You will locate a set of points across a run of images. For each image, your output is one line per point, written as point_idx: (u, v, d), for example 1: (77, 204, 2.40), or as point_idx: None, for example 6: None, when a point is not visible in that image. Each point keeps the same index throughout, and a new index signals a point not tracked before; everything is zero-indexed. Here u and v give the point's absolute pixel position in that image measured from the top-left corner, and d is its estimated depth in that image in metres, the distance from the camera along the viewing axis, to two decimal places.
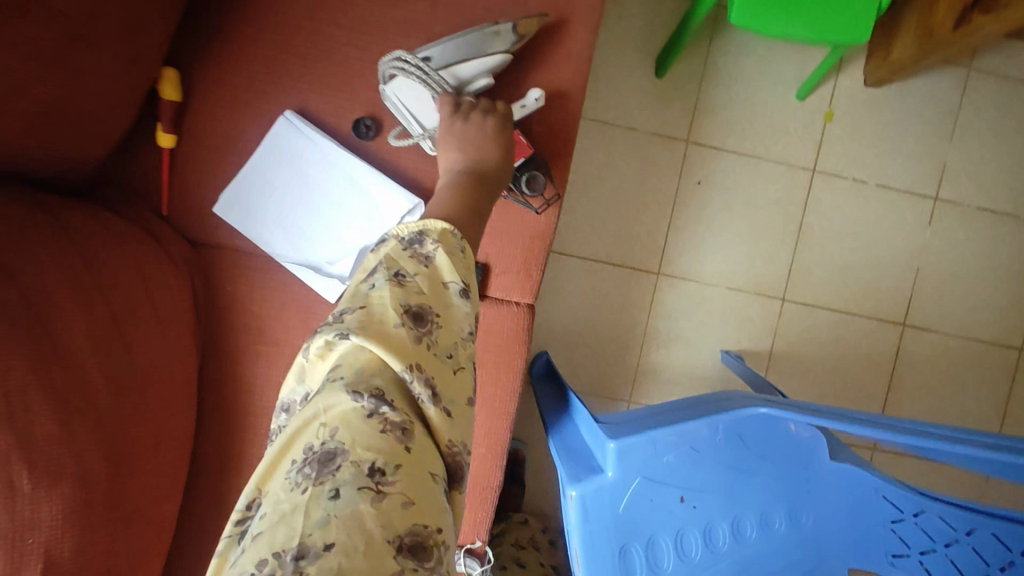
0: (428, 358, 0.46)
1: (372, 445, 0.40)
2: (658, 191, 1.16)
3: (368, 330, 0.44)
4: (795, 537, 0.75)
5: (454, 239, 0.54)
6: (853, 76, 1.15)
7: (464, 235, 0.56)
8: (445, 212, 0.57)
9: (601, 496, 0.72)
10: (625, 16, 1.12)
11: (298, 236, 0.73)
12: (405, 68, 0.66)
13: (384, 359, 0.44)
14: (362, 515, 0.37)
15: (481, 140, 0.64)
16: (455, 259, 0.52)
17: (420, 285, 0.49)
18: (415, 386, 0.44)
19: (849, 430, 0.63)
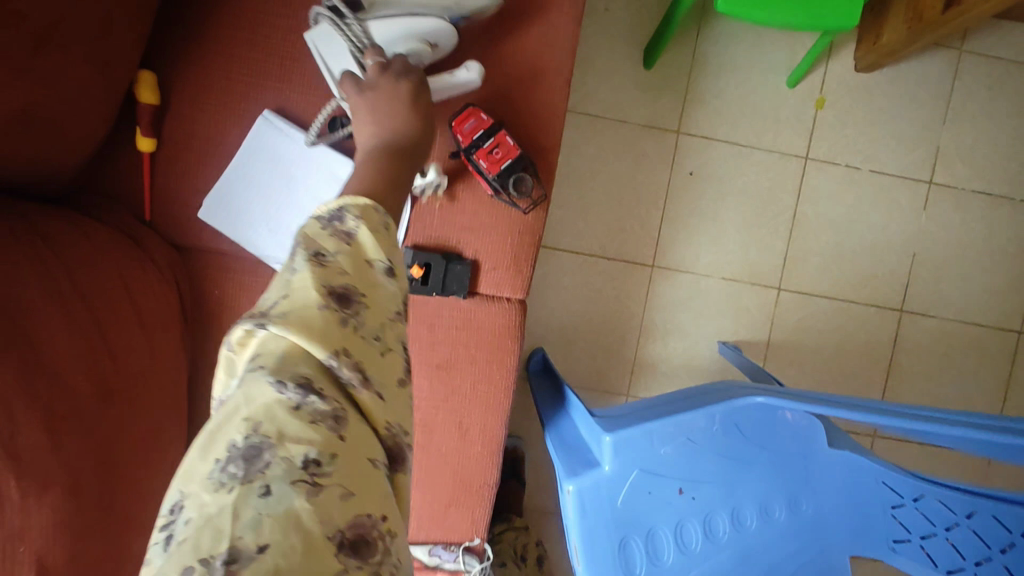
0: (358, 341, 0.41)
1: (303, 439, 0.36)
2: (650, 183, 1.15)
3: (288, 316, 0.39)
4: (796, 526, 0.75)
5: (378, 212, 0.48)
6: (843, 61, 1.15)
7: (389, 209, 0.50)
8: (360, 188, 0.50)
9: (598, 491, 0.71)
10: (611, 8, 1.12)
11: (286, 237, 0.72)
12: (326, 16, 0.63)
13: (306, 347, 0.38)
14: (297, 514, 0.34)
15: (400, 107, 0.59)
16: (381, 235, 0.46)
17: (343, 263, 0.43)
18: (346, 372, 0.40)
19: (847, 416, 0.63)
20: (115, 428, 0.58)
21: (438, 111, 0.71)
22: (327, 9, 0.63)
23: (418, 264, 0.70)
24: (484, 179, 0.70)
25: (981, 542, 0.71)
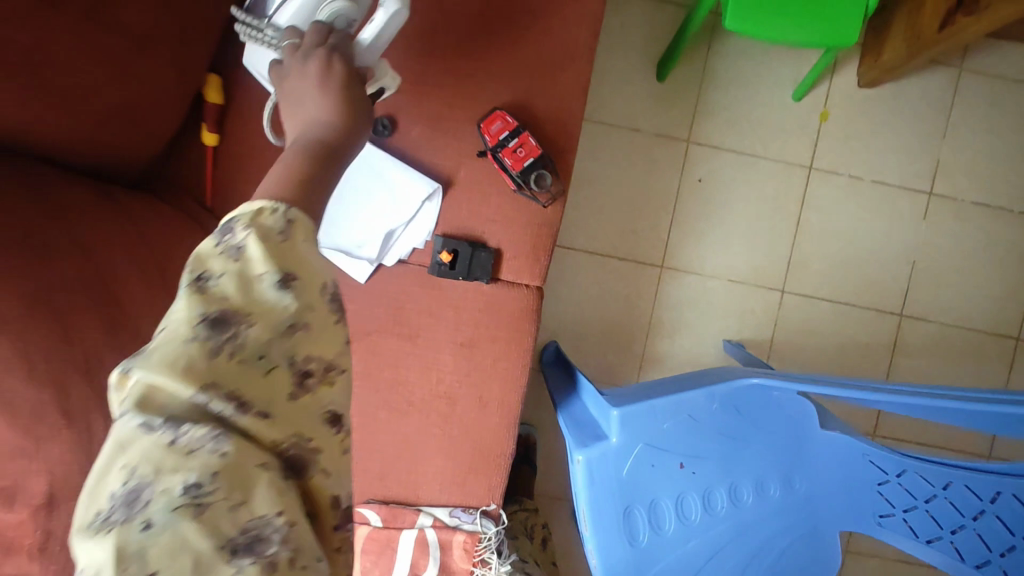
0: (240, 367, 0.38)
1: (173, 481, 0.34)
2: (661, 188, 1.23)
3: (152, 356, 0.36)
4: (789, 501, 0.81)
5: (274, 214, 0.43)
6: (847, 77, 1.21)
7: (292, 206, 0.44)
8: (268, 188, 0.45)
9: (605, 461, 0.78)
10: (627, 24, 1.20)
11: (326, 221, 0.77)
12: (245, 32, 0.59)
13: (170, 386, 0.35)
14: (180, 559, 0.32)
15: (325, 96, 0.54)
16: (278, 244, 0.42)
17: (225, 285, 0.39)
18: (222, 404, 0.36)
19: (833, 392, 0.69)
20: None
21: (468, 114, 0.79)
22: (240, 24, 0.59)
23: (447, 250, 0.78)
24: (506, 175, 0.78)
25: (954, 510, 0.76)
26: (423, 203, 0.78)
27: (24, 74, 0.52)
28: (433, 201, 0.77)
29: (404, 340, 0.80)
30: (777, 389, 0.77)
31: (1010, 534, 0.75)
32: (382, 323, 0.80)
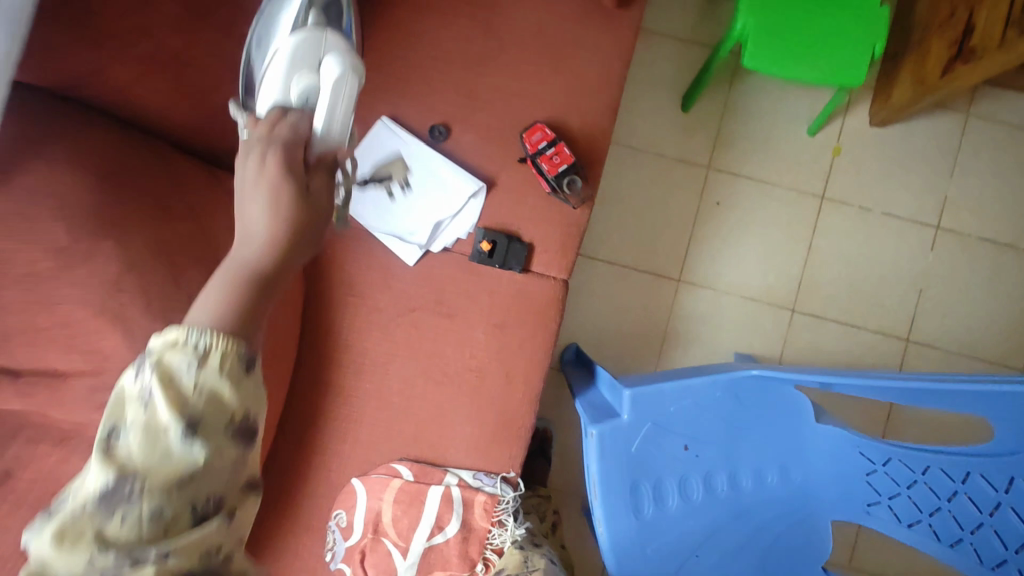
0: (136, 522, 0.41)
1: None
2: (681, 209, 1.34)
3: (57, 523, 0.40)
4: (785, 489, 0.88)
5: (180, 359, 0.44)
6: (859, 116, 1.32)
7: (207, 345, 0.45)
8: (195, 317, 0.47)
9: (616, 436, 0.87)
10: (657, 60, 1.33)
11: (385, 211, 0.91)
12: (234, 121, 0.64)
13: (64, 556, 0.39)
14: None
15: (266, 201, 0.54)
16: (181, 391, 0.43)
17: (129, 443, 0.42)
18: (113, 562, 0.40)
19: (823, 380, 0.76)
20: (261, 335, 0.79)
21: (512, 126, 0.92)
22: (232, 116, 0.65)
23: (487, 241, 0.90)
24: (542, 179, 0.90)
25: (931, 493, 0.82)
26: (468, 200, 0.90)
27: (168, 70, 0.69)
28: (478, 197, 0.89)
29: (443, 318, 0.91)
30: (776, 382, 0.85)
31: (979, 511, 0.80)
32: (425, 302, 0.92)
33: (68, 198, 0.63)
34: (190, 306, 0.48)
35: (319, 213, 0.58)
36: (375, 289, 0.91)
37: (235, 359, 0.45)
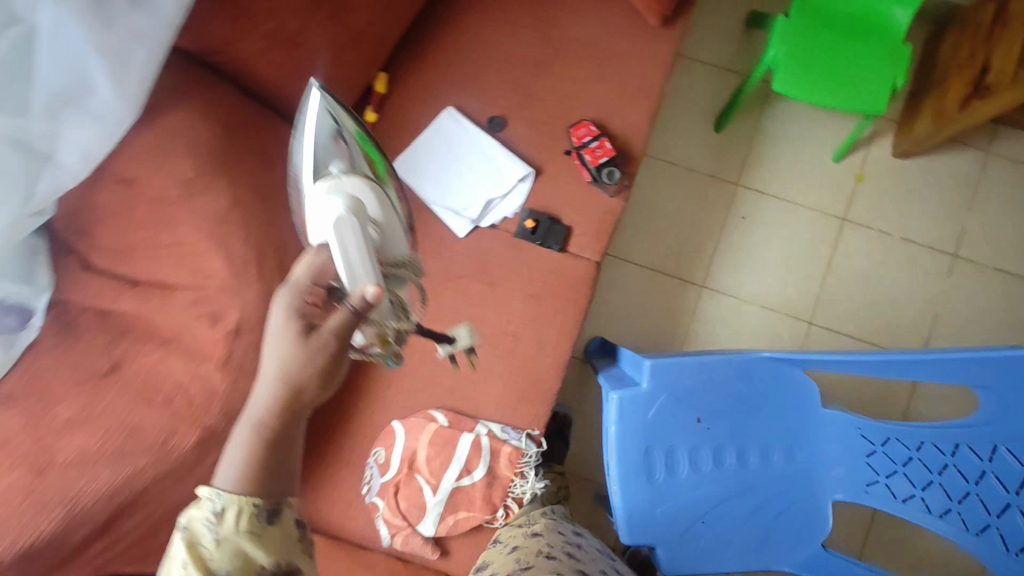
0: None
1: None
2: (708, 220, 1.43)
3: None
4: (790, 468, 0.94)
5: (206, 526, 0.52)
6: (882, 147, 1.41)
7: (226, 507, 0.52)
8: (220, 482, 0.54)
9: (635, 402, 0.95)
10: (694, 84, 1.45)
11: (443, 188, 1.03)
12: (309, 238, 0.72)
13: None
14: None
15: (275, 352, 0.56)
16: (209, 554, 0.51)
17: None
18: None
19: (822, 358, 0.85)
20: None
21: (560, 122, 1.04)
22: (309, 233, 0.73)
23: (531, 219, 1.01)
24: (585, 169, 1.01)
25: (923, 467, 0.90)
26: (517, 183, 1.02)
27: (284, 47, 0.83)
28: (526, 181, 1.01)
29: (486, 286, 1.02)
30: (787, 365, 0.93)
31: (967, 481, 0.88)
32: (471, 271, 1.03)
33: (197, 138, 0.77)
34: (218, 466, 0.55)
35: (331, 352, 0.57)
36: (428, 255, 1.03)
37: (253, 512, 0.53)
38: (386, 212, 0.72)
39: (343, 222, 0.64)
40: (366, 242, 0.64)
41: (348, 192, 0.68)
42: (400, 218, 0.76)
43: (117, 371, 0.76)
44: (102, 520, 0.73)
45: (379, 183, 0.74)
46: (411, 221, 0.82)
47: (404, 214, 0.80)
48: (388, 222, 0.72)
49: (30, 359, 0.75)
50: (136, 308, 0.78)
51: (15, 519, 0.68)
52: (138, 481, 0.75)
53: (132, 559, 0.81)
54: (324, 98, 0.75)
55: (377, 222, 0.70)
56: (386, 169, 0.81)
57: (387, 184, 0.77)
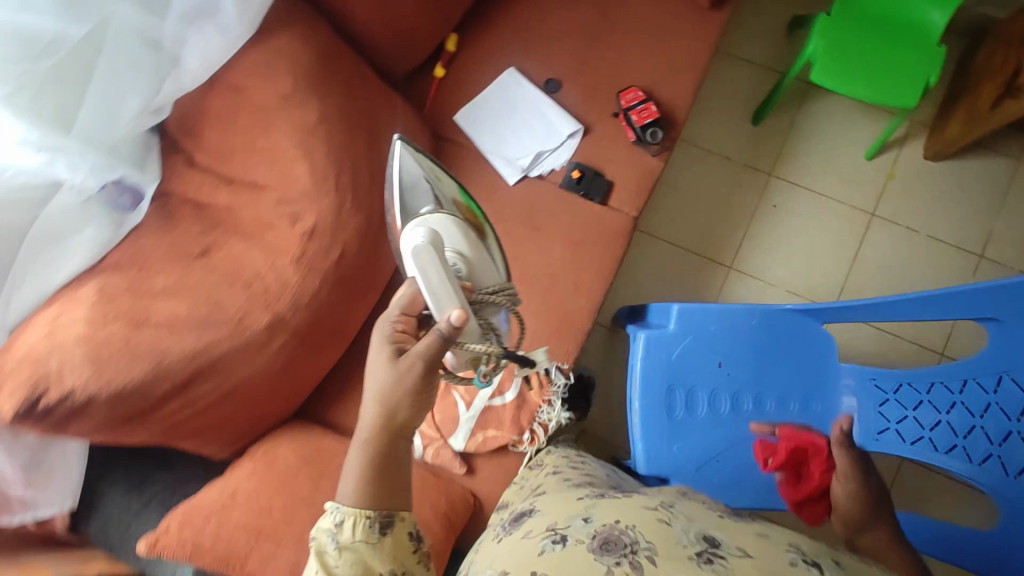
0: None
1: None
2: (740, 206, 1.51)
3: None
4: (805, 418, 1.00)
5: (331, 535, 0.63)
6: (914, 149, 1.47)
7: (347, 512, 0.63)
8: (344, 493, 0.64)
9: (661, 342, 1.02)
10: (736, 80, 1.54)
11: (499, 139, 1.14)
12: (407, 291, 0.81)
13: None
14: None
15: (378, 381, 0.67)
16: (333, 559, 0.61)
17: None
18: None
19: (844, 306, 0.90)
20: None
21: (611, 88, 1.13)
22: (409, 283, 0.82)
23: (576, 169, 1.11)
24: (630, 130, 1.10)
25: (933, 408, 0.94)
26: (567, 138, 1.12)
27: None
28: (575, 136, 1.11)
29: (530, 231, 1.11)
30: (806, 317, 1.01)
31: (973, 416, 0.92)
32: (518, 215, 1.12)
33: (298, 60, 0.88)
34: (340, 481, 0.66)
35: (421, 368, 0.66)
36: (480, 198, 1.13)
37: (367, 523, 0.63)
38: (467, 250, 0.81)
39: (422, 262, 0.74)
40: (448, 276, 0.73)
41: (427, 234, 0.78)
42: (483, 252, 0.84)
43: (207, 254, 0.86)
44: (181, 381, 0.82)
45: (459, 223, 0.82)
46: (502, 257, 0.89)
47: (492, 248, 0.88)
48: (470, 259, 0.81)
49: (134, 236, 0.85)
50: (228, 203, 0.89)
51: (113, 362, 0.77)
52: (215, 351, 0.84)
53: (196, 431, 0.90)
54: (403, 157, 0.86)
55: (457, 260, 0.80)
56: (469, 208, 0.90)
57: (469, 221, 0.86)
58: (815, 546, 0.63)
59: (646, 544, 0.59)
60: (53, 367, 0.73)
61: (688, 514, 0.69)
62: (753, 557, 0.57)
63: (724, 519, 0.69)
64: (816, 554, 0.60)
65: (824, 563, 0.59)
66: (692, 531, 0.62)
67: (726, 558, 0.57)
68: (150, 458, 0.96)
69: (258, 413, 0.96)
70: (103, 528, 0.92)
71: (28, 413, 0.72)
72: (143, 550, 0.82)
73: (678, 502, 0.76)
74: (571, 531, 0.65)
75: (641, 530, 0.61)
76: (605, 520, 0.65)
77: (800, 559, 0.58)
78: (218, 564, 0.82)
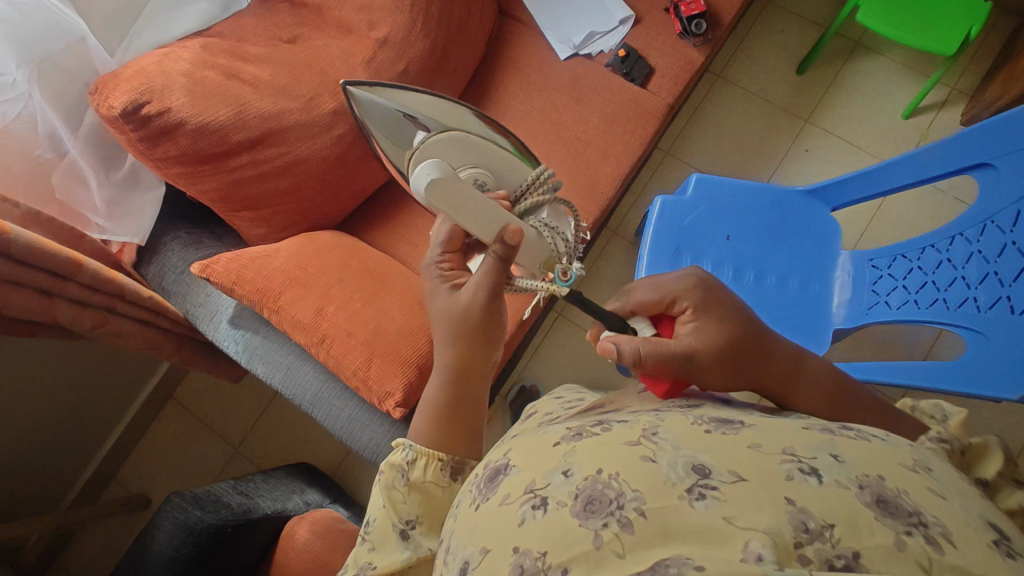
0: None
1: None
2: (774, 146, 1.57)
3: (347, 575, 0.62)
4: (802, 296, 1.07)
5: (397, 470, 0.63)
6: (951, 114, 1.52)
7: (418, 453, 0.64)
8: (424, 437, 0.66)
9: (676, 207, 1.11)
10: (787, 31, 1.62)
11: (557, 17, 1.26)
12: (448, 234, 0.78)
13: None
14: None
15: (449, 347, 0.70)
16: (401, 496, 0.62)
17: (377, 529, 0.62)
18: None
19: (838, 179, 1.04)
20: (457, 44, 1.12)
21: None
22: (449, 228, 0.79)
23: (623, 50, 1.21)
24: (678, 22, 1.20)
25: (920, 272, 0.97)
26: (619, 25, 1.24)
27: None
28: (627, 21, 1.23)
29: (573, 101, 1.21)
30: (816, 201, 1.10)
31: (956, 267, 0.94)
32: (565, 86, 1.22)
33: None
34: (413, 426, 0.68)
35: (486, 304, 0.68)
36: (532, 68, 1.24)
37: (438, 465, 0.64)
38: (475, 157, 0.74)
39: (444, 204, 0.65)
40: (476, 198, 0.66)
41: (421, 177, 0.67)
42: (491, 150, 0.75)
43: (294, 42, 1.01)
44: (255, 135, 0.93)
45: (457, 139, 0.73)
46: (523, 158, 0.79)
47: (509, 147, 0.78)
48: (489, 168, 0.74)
49: (238, 15, 1.02)
50: (319, 6, 1.04)
51: (206, 96, 0.89)
52: (285, 119, 0.95)
53: (246, 201, 0.98)
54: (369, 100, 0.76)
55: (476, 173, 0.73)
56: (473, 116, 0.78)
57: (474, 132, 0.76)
58: (808, 437, 0.44)
59: (633, 492, 0.41)
60: (159, 84, 0.86)
61: (675, 436, 0.45)
62: (747, 480, 0.40)
63: (715, 431, 0.45)
64: (809, 448, 0.42)
65: (823, 464, 0.41)
66: (679, 458, 0.42)
67: (719, 487, 0.40)
68: (209, 226, 1.08)
69: (308, 207, 1.04)
70: (160, 270, 1.02)
71: (133, 114, 0.84)
72: (197, 272, 0.94)
73: (651, 413, 0.53)
74: (551, 491, 0.44)
75: (628, 476, 0.42)
76: (587, 471, 0.44)
77: (797, 469, 0.40)
78: (255, 296, 0.92)
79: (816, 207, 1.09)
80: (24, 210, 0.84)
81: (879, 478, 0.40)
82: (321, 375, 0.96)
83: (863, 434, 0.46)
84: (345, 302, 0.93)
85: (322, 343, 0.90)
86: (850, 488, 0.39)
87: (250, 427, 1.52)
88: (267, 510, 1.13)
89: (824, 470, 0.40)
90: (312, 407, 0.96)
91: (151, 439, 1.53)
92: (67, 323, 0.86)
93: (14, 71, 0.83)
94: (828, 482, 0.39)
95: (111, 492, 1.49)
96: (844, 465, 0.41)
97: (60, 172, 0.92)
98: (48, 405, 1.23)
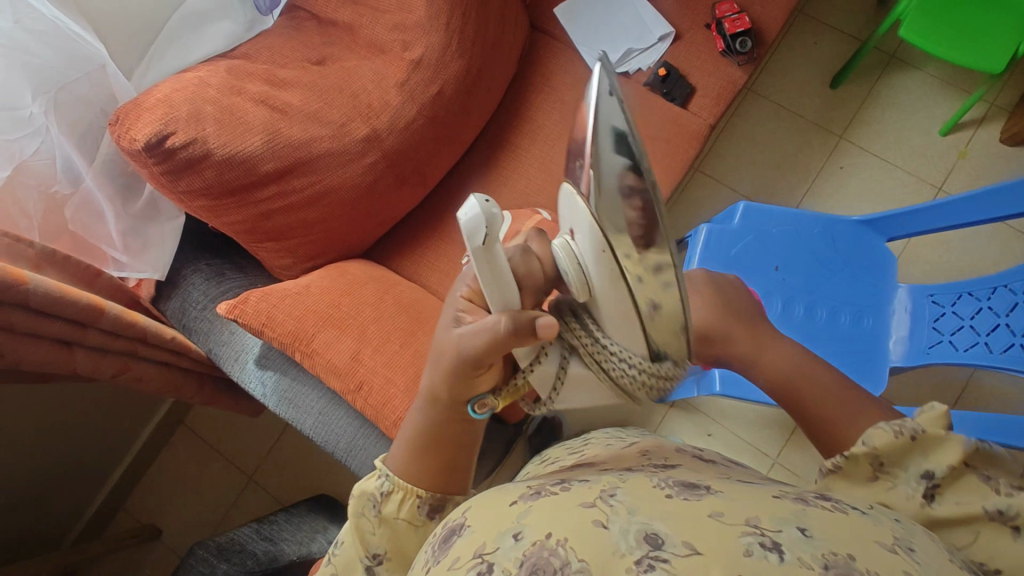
0: None
1: None
2: (807, 162, 1.52)
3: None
4: (854, 331, 1.02)
5: (374, 492, 0.58)
6: (990, 131, 1.48)
7: (396, 480, 0.58)
8: (402, 458, 0.58)
9: (722, 236, 1.05)
10: (820, 44, 1.58)
11: (592, 32, 1.20)
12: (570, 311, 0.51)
13: None
14: None
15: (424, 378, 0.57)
16: (372, 526, 0.58)
17: (342, 551, 0.60)
18: None
19: (899, 211, 0.99)
20: (492, 61, 1.06)
21: (707, 3, 1.19)
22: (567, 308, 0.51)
23: (663, 69, 1.16)
24: (722, 39, 1.16)
25: (991, 312, 0.95)
26: (658, 42, 1.19)
27: None
28: (667, 37, 1.18)
29: None
30: (869, 231, 1.05)
31: None
32: None
33: None
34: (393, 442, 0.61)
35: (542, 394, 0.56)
36: (566, 85, 1.18)
37: (416, 502, 0.57)
38: (594, 267, 0.45)
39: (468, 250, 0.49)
40: (496, 272, 0.49)
41: (489, 212, 0.47)
42: (617, 304, 0.44)
43: (323, 63, 0.95)
44: (285, 165, 0.87)
45: (596, 235, 0.44)
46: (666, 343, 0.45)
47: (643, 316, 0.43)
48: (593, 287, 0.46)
49: (263, 34, 0.97)
50: (350, 23, 0.98)
51: (235, 124, 0.83)
52: (315, 147, 0.89)
53: (273, 235, 0.91)
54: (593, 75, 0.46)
55: (581, 254, 0.47)
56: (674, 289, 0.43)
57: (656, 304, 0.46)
58: (776, 505, 0.38)
59: (580, 563, 0.35)
60: (185, 114, 0.80)
61: (632, 499, 0.40)
62: (702, 553, 0.34)
63: (676, 496, 0.40)
64: (774, 519, 0.37)
65: (788, 539, 0.35)
66: (632, 526, 0.37)
67: (671, 560, 0.34)
68: (230, 256, 1.01)
69: (336, 238, 0.97)
70: (181, 305, 0.95)
71: (157, 147, 0.78)
72: (224, 312, 0.88)
73: (621, 471, 0.49)
74: (498, 556, 0.38)
75: (577, 544, 0.36)
76: (536, 534, 0.38)
77: (758, 543, 0.35)
78: (286, 339, 0.86)
79: (872, 240, 1.05)
80: (38, 250, 0.77)
81: (849, 558, 0.34)
82: (356, 421, 0.90)
83: (842, 505, 0.41)
84: (382, 345, 0.87)
85: (360, 390, 0.84)
86: (813, 568, 0.33)
87: (263, 455, 1.45)
88: (290, 556, 1.05)
89: (788, 546, 0.35)
90: (346, 455, 0.89)
91: (160, 468, 1.46)
92: (87, 372, 0.79)
93: (30, 104, 0.78)
94: (790, 560, 0.34)
95: (117, 525, 1.42)
96: (811, 541, 0.35)
97: (73, 206, 0.87)
98: (53, 439, 1.16)
